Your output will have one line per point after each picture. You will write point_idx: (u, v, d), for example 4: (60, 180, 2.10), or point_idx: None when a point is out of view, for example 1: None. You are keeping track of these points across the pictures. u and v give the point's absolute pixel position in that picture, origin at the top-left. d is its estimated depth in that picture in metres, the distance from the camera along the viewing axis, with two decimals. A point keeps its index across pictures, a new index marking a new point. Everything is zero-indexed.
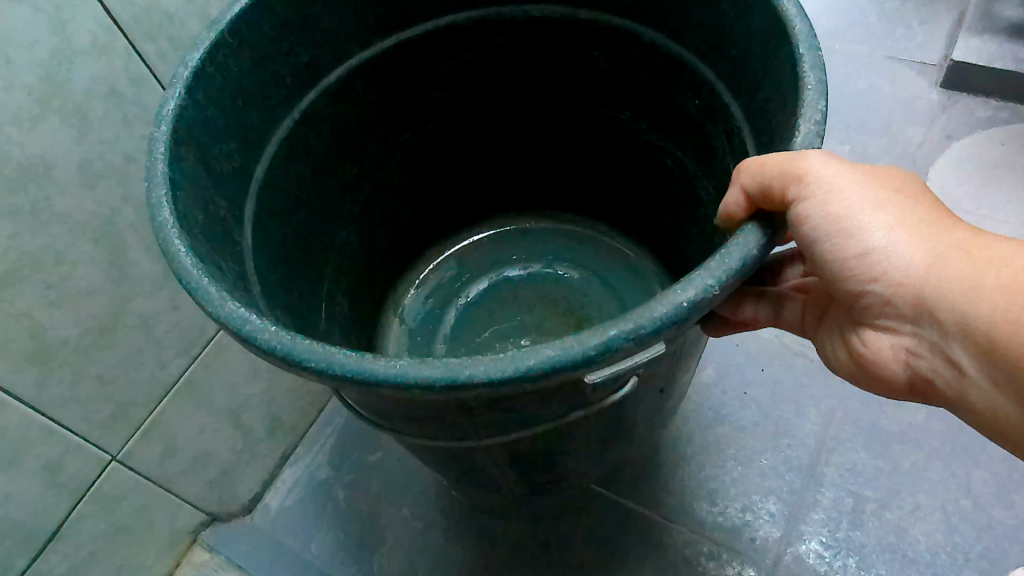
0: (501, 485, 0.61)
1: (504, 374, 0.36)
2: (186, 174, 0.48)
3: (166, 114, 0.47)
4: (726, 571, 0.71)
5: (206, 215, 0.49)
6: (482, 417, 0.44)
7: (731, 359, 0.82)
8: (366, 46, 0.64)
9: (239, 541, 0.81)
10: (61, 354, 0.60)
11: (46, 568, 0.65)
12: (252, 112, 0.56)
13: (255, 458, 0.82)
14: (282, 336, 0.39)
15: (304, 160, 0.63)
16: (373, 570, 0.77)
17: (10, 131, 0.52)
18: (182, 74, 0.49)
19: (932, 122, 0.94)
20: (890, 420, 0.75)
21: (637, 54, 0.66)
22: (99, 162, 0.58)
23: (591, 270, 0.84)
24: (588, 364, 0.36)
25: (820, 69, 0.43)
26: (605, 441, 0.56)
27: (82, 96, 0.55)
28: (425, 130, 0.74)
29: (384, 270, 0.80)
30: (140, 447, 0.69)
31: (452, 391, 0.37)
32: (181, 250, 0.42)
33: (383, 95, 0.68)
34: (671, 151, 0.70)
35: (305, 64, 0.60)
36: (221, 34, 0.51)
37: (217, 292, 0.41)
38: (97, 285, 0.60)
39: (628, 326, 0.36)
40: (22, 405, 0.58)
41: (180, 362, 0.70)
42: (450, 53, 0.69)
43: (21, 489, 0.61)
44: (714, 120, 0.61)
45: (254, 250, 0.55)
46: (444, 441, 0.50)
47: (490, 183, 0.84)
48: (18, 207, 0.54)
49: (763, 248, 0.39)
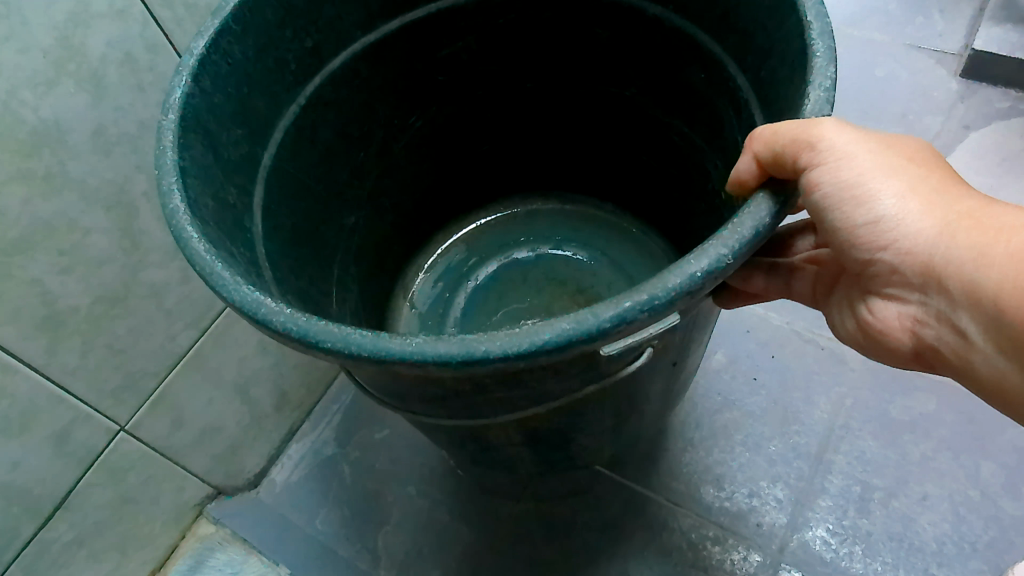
0: (512, 462, 0.61)
1: (520, 348, 0.35)
2: (196, 162, 0.47)
3: (173, 103, 0.47)
4: (731, 555, 0.71)
5: (217, 202, 0.48)
6: (496, 395, 0.44)
7: (741, 346, 0.82)
8: (370, 31, 0.63)
9: (245, 514, 0.81)
10: (71, 322, 0.59)
11: (53, 536, 0.66)
12: (260, 100, 0.55)
13: (262, 433, 0.82)
14: (297, 318, 0.38)
15: (313, 147, 0.62)
16: (378, 547, 0.77)
17: (25, 94, 0.51)
18: (188, 63, 0.48)
19: (950, 112, 0.94)
20: (899, 409, 0.75)
21: (645, 31, 0.65)
22: (114, 128, 0.57)
23: (600, 250, 0.84)
24: (602, 337, 0.35)
25: (828, 37, 0.42)
26: (616, 418, 0.56)
27: (98, 61, 0.54)
28: (430, 114, 0.73)
29: (392, 254, 0.79)
30: (149, 418, 0.69)
31: (467, 366, 0.36)
32: (194, 238, 0.42)
33: (387, 80, 0.67)
34: (678, 127, 0.69)
35: (311, 50, 0.58)
36: (225, 21, 0.50)
37: (231, 276, 0.40)
38: (108, 254, 0.60)
39: (642, 298, 0.35)
40: (32, 372, 0.58)
41: (189, 334, 0.70)
42: (454, 35, 0.68)
43: (30, 457, 0.61)
44: (721, 92, 0.60)
45: (264, 236, 0.54)
46: (459, 420, 0.49)
47: (496, 163, 0.83)
48: (30, 171, 0.53)
49: (775, 217, 0.38)
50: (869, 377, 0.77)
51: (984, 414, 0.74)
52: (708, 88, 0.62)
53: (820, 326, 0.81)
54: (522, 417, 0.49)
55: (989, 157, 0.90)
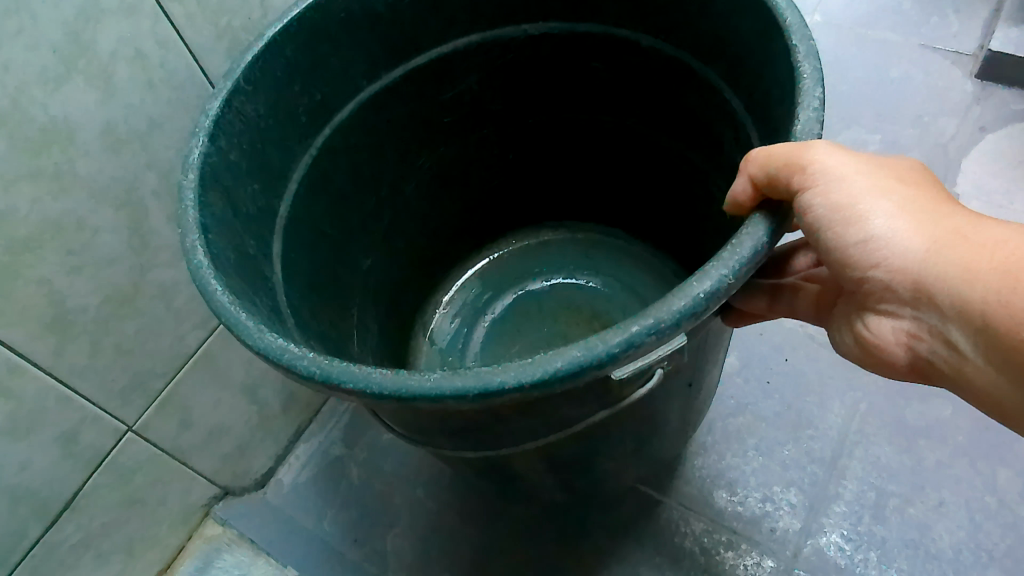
0: (540, 490, 0.62)
1: (535, 378, 0.35)
2: (215, 216, 0.48)
3: (193, 163, 0.47)
4: (744, 561, 0.70)
5: (236, 251, 0.48)
6: (512, 426, 0.44)
7: (755, 349, 0.81)
8: (374, 79, 0.63)
9: (251, 515, 0.80)
10: (79, 323, 0.59)
11: (60, 538, 0.65)
12: (273, 152, 0.56)
13: (269, 434, 0.81)
14: (318, 361, 0.38)
15: (326, 195, 0.63)
16: (386, 550, 0.77)
17: (35, 91, 0.50)
18: (204, 124, 0.49)
19: (966, 114, 0.93)
20: (915, 414, 0.74)
21: (642, 63, 0.65)
22: (124, 126, 0.56)
23: (612, 276, 0.82)
24: (613, 362, 0.35)
25: (814, 58, 0.43)
26: (638, 443, 0.56)
27: (108, 57, 0.53)
28: (438, 155, 0.73)
29: (410, 293, 0.79)
30: (156, 419, 0.68)
31: (484, 399, 0.35)
32: (218, 289, 0.42)
33: (395, 123, 0.67)
34: (679, 149, 0.70)
35: (318, 101, 0.59)
36: (237, 83, 0.51)
37: (255, 325, 0.40)
38: (118, 253, 0.59)
39: (649, 322, 0.35)
40: (40, 372, 0.57)
41: (198, 335, 0.69)
42: (457, 78, 0.68)
43: (37, 458, 0.60)
44: (719, 114, 0.60)
45: (284, 284, 0.54)
46: (483, 453, 0.49)
47: (504, 199, 0.82)
48: (40, 168, 0.52)
49: (771, 237, 0.38)
50: (883, 382, 0.77)
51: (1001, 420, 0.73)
52: (706, 111, 0.62)
53: None
54: (544, 446, 0.49)
55: (1005, 159, 0.89)
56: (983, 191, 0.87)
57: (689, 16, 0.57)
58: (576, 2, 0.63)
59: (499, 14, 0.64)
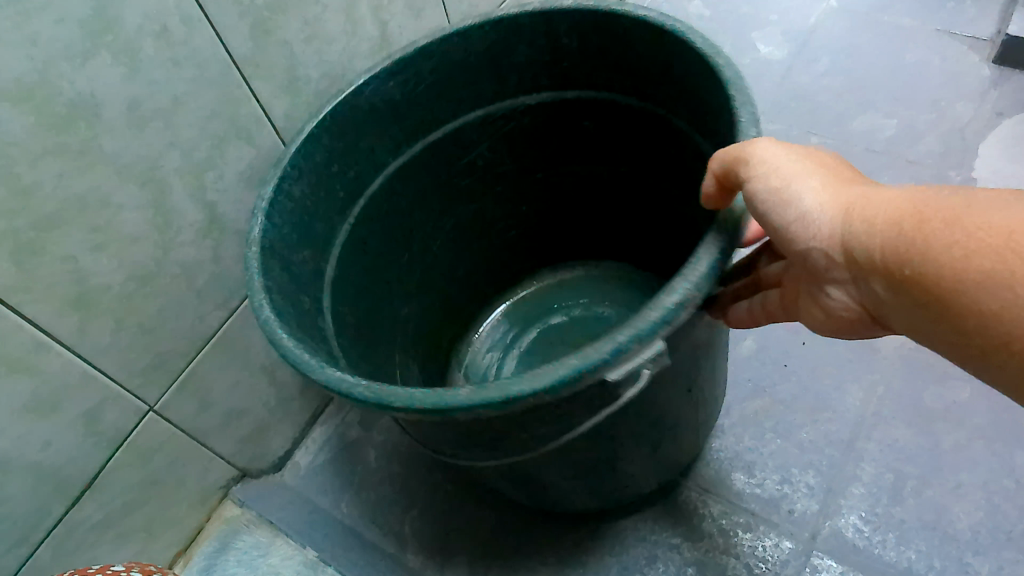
0: (575, 501, 0.65)
1: (542, 386, 0.41)
2: (276, 279, 0.55)
3: (254, 238, 0.55)
4: (763, 542, 0.70)
5: (296, 309, 0.55)
6: (543, 440, 0.50)
7: (771, 332, 0.82)
8: (397, 154, 0.69)
9: (269, 497, 0.80)
10: (102, 301, 0.59)
11: (82, 516, 0.65)
12: (320, 226, 0.62)
13: (287, 416, 0.82)
14: (370, 387, 0.45)
15: (364, 254, 0.68)
16: (404, 531, 0.77)
17: (62, 66, 0.50)
18: (261, 204, 0.56)
19: (983, 99, 0.93)
20: (933, 397, 0.75)
21: (631, 119, 0.71)
22: (149, 103, 0.56)
23: (625, 303, 0.84)
24: (607, 365, 0.41)
25: (750, 109, 0.50)
26: (658, 446, 0.60)
27: (134, 33, 0.53)
28: (458, 212, 0.77)
29: (445, 337, 0.82)
30: (177, 399, 0.69)
31: (506, 407, 0.42)
32: (287, 338, 0.49)
33: (421, 188, 0.72)
34: (664, 188, 0.74)
35: (352, 176, 0.65)
36: (286, 169, 0.58)
37: (317, 361, 0.47)
38: (141, 231, 0.59)
39: (632, 330, 0.42)
40: (64, 349, 0.57)
41: (218, 315, 0.69)
42: (468, 145, 0.73)
43: (61, 436, 0.60)
44: (690, 151, 0.65)
45: (336, 334, 0.60)
46: (521, 468, 0.55)
47: (524, 249, 0.86)
48: (66, 144, 0.52)
49: (728, 250, 0.44)
50: (900, 365, 0.77)
51: None
52: (686, 153, 0.66)
53: None
54: (577, 456, 0.54)
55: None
56: (1000, 175, 0.86)
57: (655, 69, 0.63)
58: (562, 75, 0.70)
59: (498, 89, 0.70)
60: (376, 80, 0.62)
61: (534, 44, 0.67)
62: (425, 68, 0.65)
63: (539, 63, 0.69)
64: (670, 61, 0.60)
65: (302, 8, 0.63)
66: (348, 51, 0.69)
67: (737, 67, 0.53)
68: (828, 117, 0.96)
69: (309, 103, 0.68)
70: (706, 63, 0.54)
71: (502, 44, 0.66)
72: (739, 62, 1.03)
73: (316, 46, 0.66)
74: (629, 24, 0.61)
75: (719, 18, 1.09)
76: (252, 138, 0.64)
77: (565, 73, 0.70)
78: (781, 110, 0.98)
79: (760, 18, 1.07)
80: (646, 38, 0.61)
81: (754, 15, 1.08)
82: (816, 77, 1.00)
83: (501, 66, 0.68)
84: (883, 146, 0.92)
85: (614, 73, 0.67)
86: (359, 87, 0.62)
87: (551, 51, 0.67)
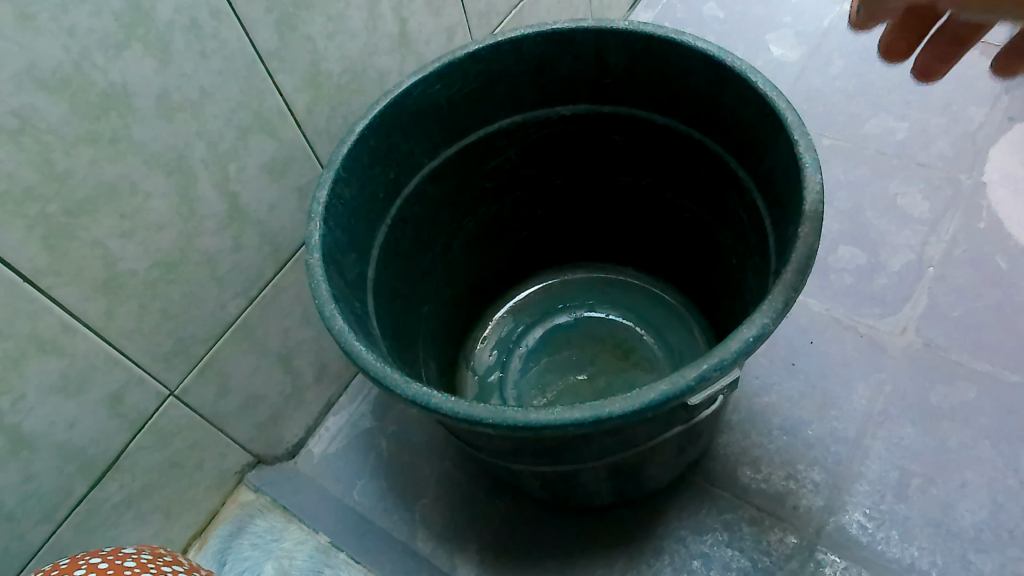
0: (596, 495, 0.69)
1: (599, 416, 0.46)
2: (337, 287, 0.57)
3: (314, 243, 0.57)
4: (768, 536, 0.71)
5: (354, 317, 0.58)
6: (598, 445, 0.54)
7: (780, 330, 0.83)
8: (433, 156, 0.70)
9: (283, 483, 0.82)
10: (129, 286, 0.60)
11: (104, 496, 0.67)
12: (363, 227, 0.64)
13: (302, 404, 0.83)
14: (463, 404, 0.49)
15: (397, 256, 0.69)
16: (415, 519, 0.79)
17: (96, 57, 0.52)
18: (317, 210, 0.58)
19: (994, 103, 0.93)
20: (939, 397, 0.75)
21: (664, 139, 0.73)
22: (177, 94, 0.57)
23: (634, 310, 0.87)
24: (691, 392, 0.46)
25: (812, 151, 0.53)
26: (678, 449, 0.65)
27: (165, 27, 0.54)
28: (481, 214, 0.79)
29: (457, 333, 0.84)
30: (197, 384, 0.70)
31: (596, 425, 0.46)
32: (364, 351, 0.52)
33: (452, 191, 0.74)
34: (692, 206, 0.76)
35: (392, 180, 0.67)
36: (338, 173, 0.60)
37: (397, 376, 0.51)
38: (167, 219, 0.61)
39: (687, 379, 0.46)
40: (91, 332, 0.59)
41: (238, 303, 0.71)
42: (498, 150, 0.75)
43: (86, 416, 0.62)
44: (730, 181, 0.68)
45: (381, 337, 0.63)
46: (557, 467, 0.60)
47: (538, 248, 0.87)
48: (98, 133, 0.54)
49: (790, 298, 0.48)
50: (908, 365, 0.78)
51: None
52: (723, 175, 0.69)
53: (860, 315, 0.82)
54: (609, 459, 0.59)
55: None
56: (1010, 179, 0.87)
57: (704, 99, 0.65)
58: (600, 89, 0.71)
59: (539, 97, 0.72)
60: (424, 83, 0.64)
61: (581, 60, 0.68)
62: (472, 76, 0.67)
63: (583, 77, 0.70)
64: (722, 95, 0.63)
65: (326, 5, 0.64)
66: (368, 47, 0.71)
67: (794, 107, 0.56)
68: (840, 119, 0.97)
69: (330, 97, 0.70)
70: (763, 100, 0.57)
71: (550, 60, 0.68)
72: (752, 64, 1.04)
73: (338, 42, 0.67)
74: (683, 51, 0.63)
75: (733, 20, 1.10)
76: (274, 131, 0.66)
77: (606, 89, 0.71)
78: None
79: (774, 21, 1.08)
80: (701, 70, 0.63)
81: (768, 17, 1.09)
82: (829, 80, 1.01)
83: (546, 80, 0.70)
84: (895, 149, 0.93)
85: (657, 95, 0.69)
86: (406, 89, 0.63)
87: (596, 67, 0.69)
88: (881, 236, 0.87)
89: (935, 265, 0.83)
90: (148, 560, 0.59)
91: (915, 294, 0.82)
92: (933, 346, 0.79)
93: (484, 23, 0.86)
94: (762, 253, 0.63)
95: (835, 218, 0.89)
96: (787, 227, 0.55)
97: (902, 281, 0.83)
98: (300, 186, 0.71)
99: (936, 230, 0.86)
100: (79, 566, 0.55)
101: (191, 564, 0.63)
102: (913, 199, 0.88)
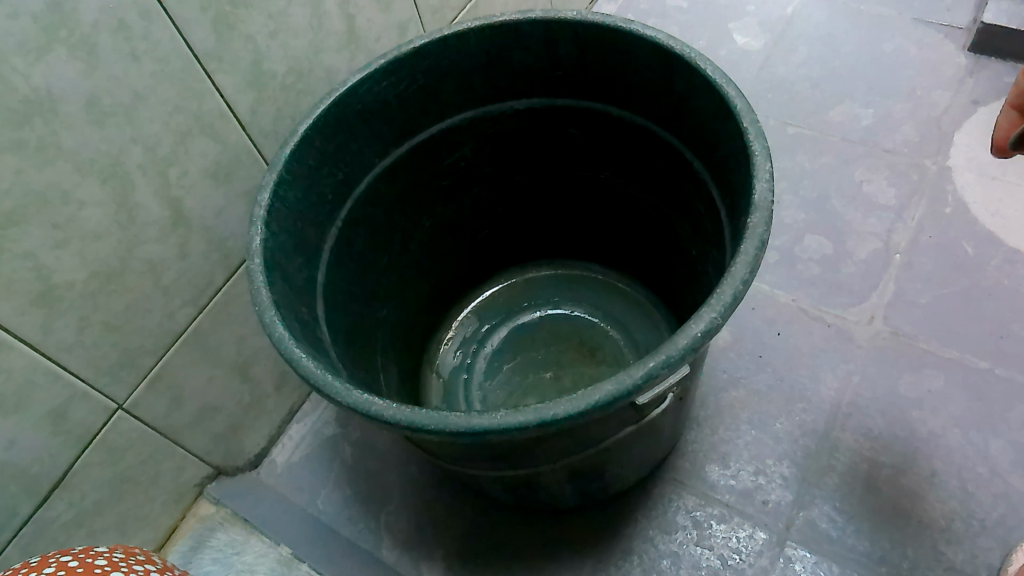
0: (560, 497, 0.67)
1: (543, 419, 0.44)
2: (280, 293, 0.55)
3: (255, 249, 0.55)
4: (737, 533, 0.70)
5: (300, 324, 0.56)
6: (550, 447, 0.52)
7: (747, 323, 0.82)
8: (385, 156, 0.68)
9: (245, 494, 0.80)
10: (67, 298, 0.58)
11: (52, 515, 0.65)
12: (311, 230, 0.62)
13: (262, 414, 0.82)
14: (404, 410, 0.47)
15: (350, 258, 0.68)
16: (380, 525, 0.77)
17: (16, 62, 0.49)
18: (259, 214, 0.56)
19: (959, 87, 0.93)
20: (908, 387, 0.75)
21: (620, 131, 0.71)
22: (108, 98, 0.55)
23: (600, 306, 0.85)
24: (637, 391, 0.45)
25: (762, 139, 0.52)
26: (641, 447, 0.63)
27: (90, 28, 0.52)
28: (438, 213, 0.77)
29: (420, 334, 0.82)
30: (147, 397, 0.68)
31: (540, 429, 0.45)
32: (304, 358, 0.50)
33: (407, 190, 0.72)
34: (652, 200, 0.74)
35: (342, 181, 0.65)
36: (281, 174, 0.58)
37: (339, 384, 0.49)
38: (104, 228, 0.59)
39: (632, 379, 0.44)
40: (27, 348, 0.57)
41: (188, 312, 0.69)
42: (452, 147, 0.73)
43: (26, 435, 0.60)
44: (687, 173, 0.67)
45: (331, 341, 0.60)
46: (512, 470, 0.58)
47: (500, 245, 0.85)
48: (23, 140, 0.51)
49: (743, 290, 0.46)
50: (876, 355, 0.77)
51: (995, 391, 0.73)
52: (680, 165, 0.67)
53: (827, 305, 0.81)
54: (566, 461, 0.57)
55: None
56: (976, 164, 0.86)
57: (657, 89, 0.64)
58: (553, 83, 0.70)
59: (490, 91, 0.70)
60: (369, 81, 0.62)
61: (530, 52, 0.66)
62: (420, 72, 0.65)
63: (534, 70, 0.68)
64: (675, 83, 0.61)
65: (264, 3, 0.62)
66: (315, 45, 0.69)
67: (743, 93, 0.54)
68: (805, 106, 0.96)
69: (275, 98, 0.68)
70: (713, 87, 0.56)
71: (499, 54, 0.66)
72: (716, 53, 1.03)
73: (281, 40, 0.65)
74: (633, 40, 0.61)
75: (696, 9, 1.08)
76: (217, 134, 0.64)
77: (559, 82, 0.69)
78: (758, 100, 0.98)
79: (737, 9, 1.07)
80: (652, 59, 0.61)
81: (733, 6, 1.07)
82: (793, 67, 1.00)
83: (497, 74, 0.68)
84: (860, 136, 0.92)
85: (609, 87, 0.68)
86: (350, 87, 0.61)
87: (547, 59, 0.67)
88: (848, 224, 0.86)
89: (902, 252, 0.82)
90: (121, 560, 0.56)
91: (882, 282, 0.81)
92: (901, 334, 0.78)
93: (439, 17, 0.84)
94: (719, 245, 0.62)
95: (801, 208, 0.88)
96: (740, 217, 0.54)
97: (869, 269, 0.82)
98: (248, 190, 0.69)
99: (902, 217, 0.85)
100: (47, 565, 0.52)
101: (166, 564, 0.60)
102: (879, 186, 0.87)
